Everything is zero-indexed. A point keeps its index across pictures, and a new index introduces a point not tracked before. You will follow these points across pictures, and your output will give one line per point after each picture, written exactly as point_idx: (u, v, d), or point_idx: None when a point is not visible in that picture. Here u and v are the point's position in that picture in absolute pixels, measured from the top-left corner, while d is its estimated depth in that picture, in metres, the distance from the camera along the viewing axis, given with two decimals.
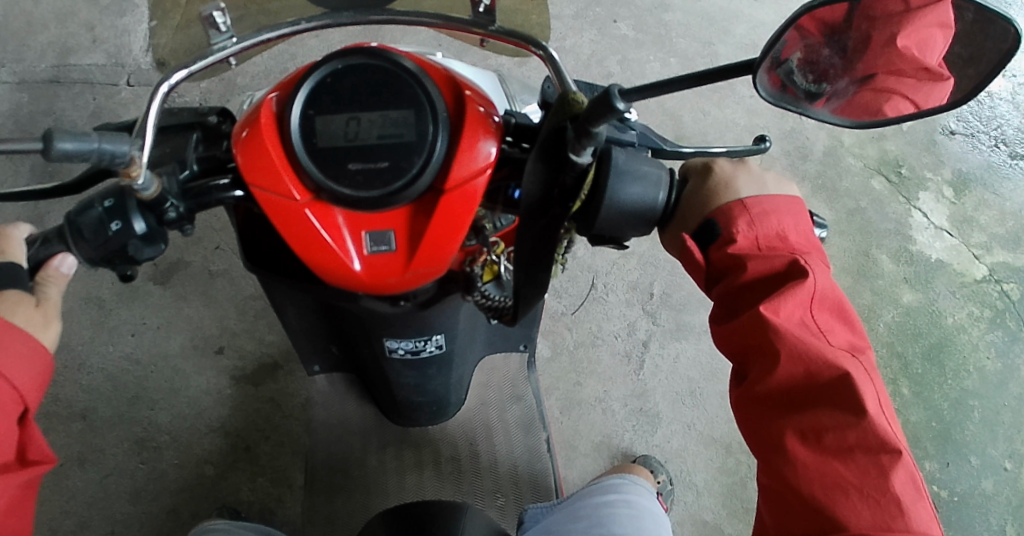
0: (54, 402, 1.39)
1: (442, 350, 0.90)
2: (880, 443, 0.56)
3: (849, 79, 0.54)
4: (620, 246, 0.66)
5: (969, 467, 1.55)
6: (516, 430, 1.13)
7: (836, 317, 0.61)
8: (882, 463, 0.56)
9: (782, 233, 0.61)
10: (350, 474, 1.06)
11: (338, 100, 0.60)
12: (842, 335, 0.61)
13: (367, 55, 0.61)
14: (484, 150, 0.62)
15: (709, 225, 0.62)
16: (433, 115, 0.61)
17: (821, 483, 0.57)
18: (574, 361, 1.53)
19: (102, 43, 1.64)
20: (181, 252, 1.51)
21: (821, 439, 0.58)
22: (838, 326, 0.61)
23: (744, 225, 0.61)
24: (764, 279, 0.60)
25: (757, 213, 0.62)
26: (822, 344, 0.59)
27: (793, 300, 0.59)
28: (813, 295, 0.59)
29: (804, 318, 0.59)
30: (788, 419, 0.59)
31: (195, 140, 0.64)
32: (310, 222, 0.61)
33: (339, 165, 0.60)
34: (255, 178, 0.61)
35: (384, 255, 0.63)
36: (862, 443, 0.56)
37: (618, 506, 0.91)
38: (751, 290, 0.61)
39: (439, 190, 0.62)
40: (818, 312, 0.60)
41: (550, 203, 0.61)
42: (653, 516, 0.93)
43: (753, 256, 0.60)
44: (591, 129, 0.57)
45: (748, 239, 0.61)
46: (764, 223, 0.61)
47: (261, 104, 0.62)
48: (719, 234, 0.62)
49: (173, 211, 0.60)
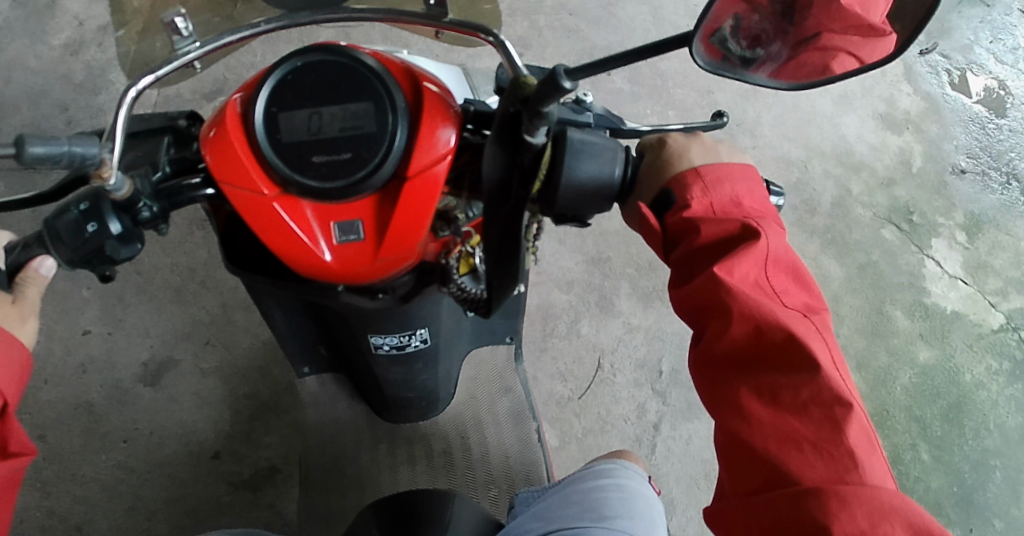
0: (49, 515, 1.39)
1: (427, 344, 0.92)
2: (835, 398, 0.58)
3: (782, 42, 0.55)
4: (583, 224, 0.68)
5: (994, 531, 1.55)
6: (506, 421, 1.16)
7: (792, 279, 0.64)
8: (836, 417, 0.58)
9: (736, 199, 0.64)
10: (346, 473, 1.08)
11: (300, 95, 0.63)
12: (796, 297, 0.63)
13: (326, 52, 0.64)
14: (444, 137, 0.65)
15: (665, 194, 0.65)
16: (392, 106, 0.63)
17: (777, 439, 0.59)
18: (583, 449, 1.54)
19: (75, 125, 1.64)
20: (170, 349, 1.51)
21: (778, 397, 0.60)
22: (794, 287, 0.63)
23: (698, 192, 0.64)
24: (720, 242, 0.63)
25: (710, 179, 0.64)
26: (776, 305, 0.61)
27: (748, 262, 0.61)
28: (767, 255, 0.61)
29: (759, 281, 0.62)
30: (747, 379, 0.61)
31: (167, 145, 0.66)
32: (278, 215, 0.63)
33: (304, 158, 0.62)
34: (223, 175, 0.63)
35: (352, 244, 0.65)
36: (816, 398, 0.59)
37: (610, 490, 0.91)
38: (707, 252, 0.63)
39: (402, 178, 0.64)
40: (773, 274, 0.62)
41: (511, 185, 0.64)
42: (645, 499, 0.92)
43: (707, 220, 0.63)
44: (541, 109, 0.59)
45: (702, 204, 0.63)
46: (717, 188, 0.64)
47: (226, 105, 0.65)
48: (674, 202, 0.64)
49: (146, 211, 0.62)
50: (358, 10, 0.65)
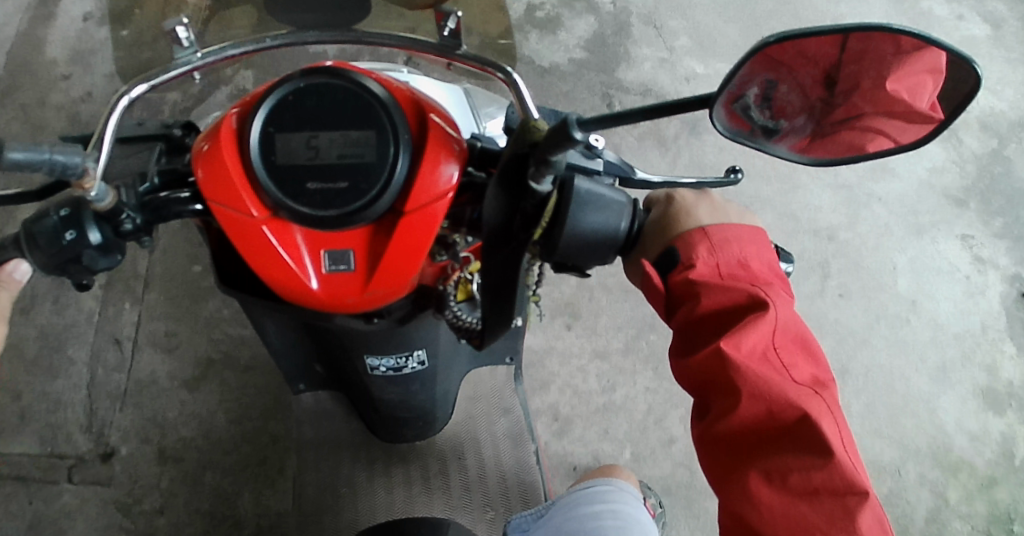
0: None
1: (425, 366, 0.89)
2: (846, 486, 0.56)
3: (807, 117, 0.54)
4: (582, 275, 0.66)
5: None
6: (505, 441, 1.13)
7: (800, 349, 0.60)
8: (848, 505, 0.56)
9: (743, 260, 0.61)
10: (341, 493, 1.04)
11: (299, 118, 0.60)
12: (805, 370, 0.60)
13: (329, 74, 0.61)
14: (447, 173, 0.62)
15: (670, 252, 0.62)
16: (394, 137, 0.61)
17: (787, 528, 0.57)
18: None
19: (31, 420, 1.48)
20: None
21: (787, 482, 0.58)
22: (802, 359, 0.60)
23: (704, 252, 0.61)
24: (728, 308, 0.59)
25: (717, 240, 0.62)
26: (785, 383, 0.58)
27: (757, 337, 0.58)
28: (775, 328, 0.58)
29: (767, 357, 0.59)
30: (753, 460, 0.59)
31: (157, 153, 0.63)
32: (267, 239, 0.61)
33: (298, 183, 0.60)
34: (212, 195, 0.60)
35: (342, 274, 0.62)
36: (828, 485, 0.57)
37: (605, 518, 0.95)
38: (714, 318, 0.60)
39: (399, 212, 0.61)
40: (782, 347, 0.59)
41: (511, 230, 0.61)
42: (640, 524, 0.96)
43: (712, 285, 0.60)
44: (549, 157, 0.56)
45: (708, 265, 0.61)
46: (724, 249, 0.61)
47: (222, 121, 0.62)
48: (678, 260, 0.61)
49: (129, 223, 0.60)
50: (369, 33, 0.63)
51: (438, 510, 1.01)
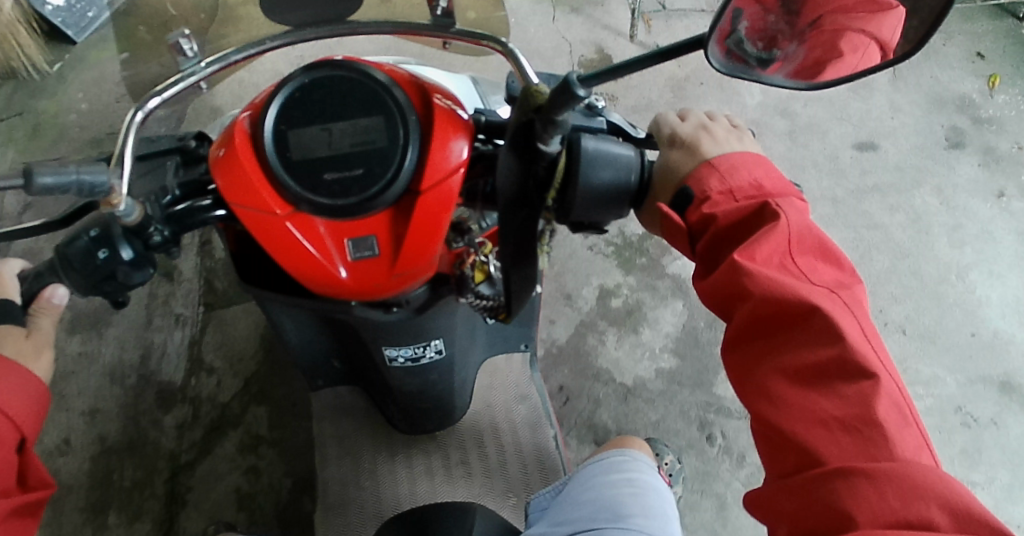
0: None
1: (442, 356, 0.90)
2: (860, 373, 0.53)
3: (797, 39, 0.56)
4: (600, 231, 0.68)
5: None
6: (522, 429, 1.04)
7: (818, 257, 0.59)
8: (864, 390, 0.52)
9: (756, 182, 0.60)
10: (362, 486, 0.97)
11: (308, 113, 0.62)
12: (826, 274, 0.58)
13: (331, 66, 0.63)
14: (456, 149, 0.64)
15: (682, 190, 0.62)
16: (403, 121, 0.62)
17: (802, 418, 0.53)
18: None
19: None
20: None
21: (801, 373, 0.55)
22: (822, 266, 0.58)
23: (714, 181, 0.61)
24: (739, 224, 0.59)
25: (725, 169, 0.61)
26: (799, 282, 0.56)
27: (767, 241, 0.56)
28: (789, 235, 0.57)
29: (781, 259, 0.57)
30: (768, 357, 0.56)
31: (171, 164, 0.64)
32: (292, 235, 0.62)
33: (315, 176, 0.62)
34: (234, 197, 0.62)
35: (368, 260, 0.64)
36: (842, 372, 0.53)
37: (623, 486, 0.84)
38: (728, 238, 0.60)
39: (415, 193, 0.63)
40: (797, 252, 0.57)
41: (526, 195, 0.63)
42: (664, 493, 0.85)
43: (730, 207, 0.59)
44: (554, 118, 0.58)
45: (722, 194, 0.60)
46: (734, 176, 0.61)
47: (234, 125, 0.64)
48: (691, 195, 0.61)
49: (158, 235, 0.61)
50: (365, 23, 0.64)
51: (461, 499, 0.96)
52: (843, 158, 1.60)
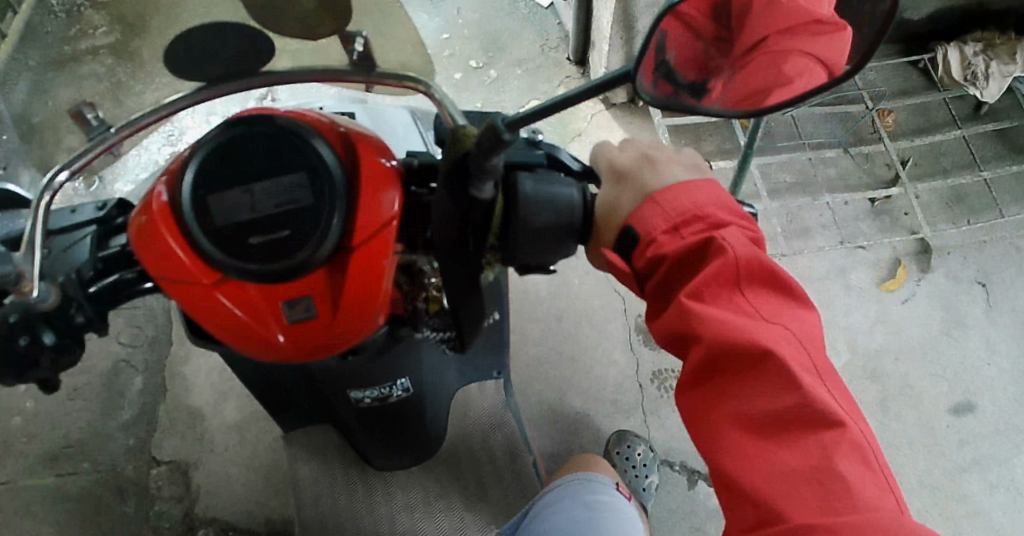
0: None
1: (410, 393, 0.87)
2: (818, 417, 0.51)
3: (730, 63, 0.52)
4: (547, 269, 0.64)
5: None
6: (500, 459, 1.00)
7: (772, 290, 0.56)
8: (824, 439, 0.50)
9: (699, 208, 0.57)
10: (343, 527, 0.95)
11: (227, 175, 0.59)
12: (779, 309, 0.55)
13: (249, 123, 0.60)
14: (387, 200, 0.61)
15: (626, 231, 0.58)
16: (328, 176, 0.59)
17: (760, 470, 0.51)
18: None
19: None
20: None
21: (757, 419, 0.52)
22: (776, 299, 0.56)
23: (659, 219, 0.57)
24: (688, 259, 0.56)
25: (668, 201, 0.57)
26: (753, 319, 0.54)
27: (714, 278, 0.54)
28: (738, 266, 0.54)
29: (731, 296, 0.54)
30: (723, 402, 0.53)
31: (88, 237, 0.61)
32: (222, 304, 0.59)
33: (240, 242, 0.58)
34: (158, 269, 0.59)
35: (304, 322, 0.60)
36: (801, 418, 0.51)
37: (578, 509, 0.83)
38: (677, 275, 0.56)
39: (347, 248, 0.60)
40: (748, 286, 0.55)
41: (463, 239, 0.60)
42: (619, 512, 0.84)
43: (673, 241, 0.56)
44: (484, 163, 0.54)
45: (665, 230, 0.57)
46: (677, 208, 0.57)
47: (153, 193, 0.61)
48: (637, 237, 0.58)
49: (80, 315, 0.59)
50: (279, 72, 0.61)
51: (444, 532, 0.94)
52: (939, 430, 1.37)
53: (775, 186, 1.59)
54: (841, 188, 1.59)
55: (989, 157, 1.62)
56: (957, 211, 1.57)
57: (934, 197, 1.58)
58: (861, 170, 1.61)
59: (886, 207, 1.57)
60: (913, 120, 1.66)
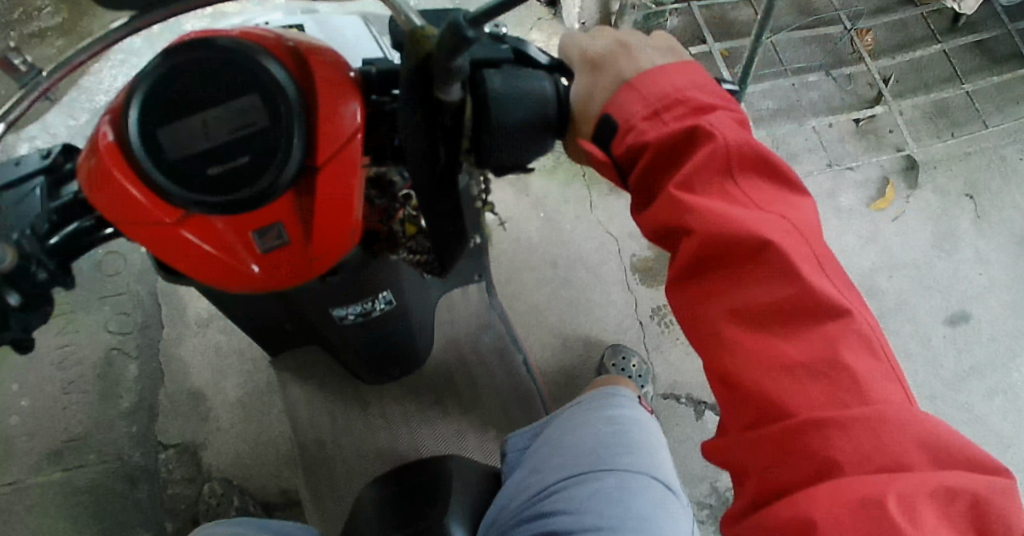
0: None
1: (393, 305, 0.86)
2: (823, 310, 0.51)
3: None
4: (527, 169, 0.62)
5: None
6: (489, 359, 1.00)
7: (763, 178, 0.56)
8: (826, 329, 0.51)
9: (678, 89, 0.56)
10: (342, 443, 0.96)
11: (174, 105, 0.55)
12: (768, 194, 0.55)
13: (188, 47, 0.55)
14: (349, 112, 0.57)
15: (605, 120, 0.57)
16: (280, 93, 0.55)
17: (763, 364, 0.51)
18: None
19: None
20: None
21: (758, 314, 0.52)
22: (768, 186, 0.56)
23: (638, 106, 0.56)
24: (672, 146, 0.55)
25: (646, 87, 0.56)
26: (748, 211, 0.53)
27: (703, 171, 0.54)
28: (728, 153, 0.54)
29: (722, 185, 0.54)
30: (719, 293, 0.54)
31: (37, 188, 0.57)
32: (191, 241, 0.57)
33: (199, 174, 0.55)
34: (115, 213, 0.56)
35: (280, 249, 0.59)
36: (802, 306, 0.51)
37: (600, 425, 0.83)
38: (663, 164, 0.55)
39: (312, 168, 0.57)
40: (738, 175, 0.55)
41: (435, 143, 0.58)
42: (642, 427, 0.85)
43: (656, 128, 0.55)
44: (449, 67, 0.51)
45: (646, 118, 0.55)
46: (656, 93, 0.56)
47: (97, 133, 0.56)
48: (615, 126, 0.56)
49: (42, 272, 0.56)
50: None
51: (442, 441, 0.95)
52: (935, 340, 1.30)
53: (760, 114, 1.43)
54: (826, 111, 1.44)
55: (968, 70, 1.49)
56: (941, 126, 1.44)
57: (918, 113, 1.45)
58: (842, 92, 1.46)
59: (870, 128, 1.43)
60: (891, 38, 1.50)
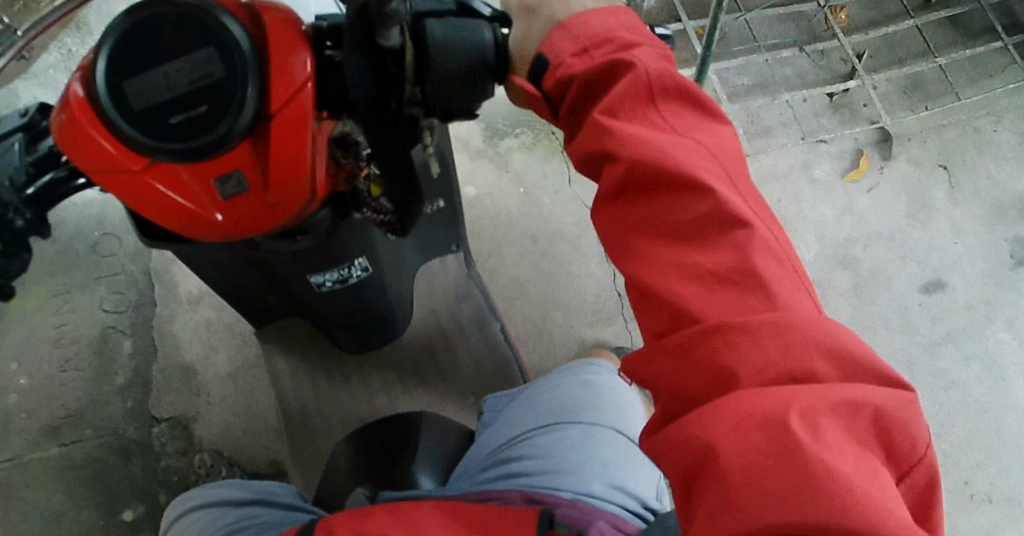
0: None
1: (369, 272, 0.89)
2: (737, 223, 0.51)
3: None
4: (472, 116, 0.65)
5: None
6: (467, 329, 1.03)
7: (686, 109, 0.57)
8: (737, 238, 0.50)
9: (607, 28, 0.58)
10: (325, 412, 1.00)
11: (140, 59, 0.59)
12: (689, 121, 0.56)
13: (150, 4, 0.59)
14: (299, 63, 0.61)
15: (538, 59, 0.60)
16: (236, 44, 0.59)
17: (676, 274, 0.51)
18: None
19: None
20: None
21: (674, 228, 0.52)
22: (691, 117, 0.57)
23: (568, 44, 0.58)
24: (598, 80, 0.57)
25: (577, 28, 0.59)
26: (667, 135, 0.54)
27: (626, 98, 0.55)
28: (650, 82, 0.56)
29: (645, 112, 0.56)
30: (637, 210, 0.54)
31: (17, 144, 0.61)
32: (156, 188, 0.61)
33: (163, 122, 0.59)
34: (84, 162, 0.60)
35: (241, 196, 0.63)
36: (714, 217, 0.51)
37: (574, 386, 0.87)
38: (590, 98, 0.58)
39: (267, 117, 0.61)
40: (660, 101, 0.56)
41: (383, 92, 0.61)
42: (613, 391, 0.89)
43: (584, 63, 0.57)
44: (385, 11, 0.54)
45: (576, 55, 0.58)
46: (586, 33, 0.58)
47: (68, 89, 0.61)
48: (548, 64, 0.59)
49: (20, 220, 0.60)
50: None
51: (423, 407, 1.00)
52: (912, 309, 1.32)
53: (735, 90, 1.46)
54: (800, 86, 1.47)
55: (942, 45, 1.51)
56: (915, 99, 1.46)
57: (893, 87, 1.47)
58: (816, 67, 1.49)
59: (845, 101, 1.46)
60: (864, 15, 1.52)
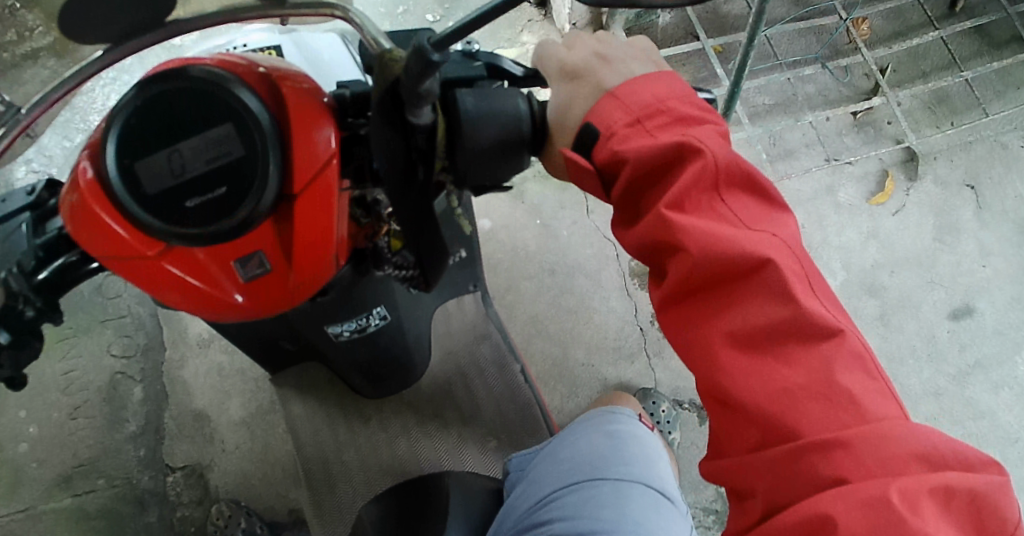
0: None
1: (388, 320, 0.86)
2: (817, 329, 0.51)
3: None
4: (505, 187, 0.61)
5: None
6: (488, 371, 1.02)
7: (748, 194, 0.56)
8: (822, 350, 0.51)
9: (661, 101, 0.55)
10: (345, 459, 0.98)
11: (151, 138, 0.55)
12: (756, 213, 0.56)
13: (163, 78, 0.55)
14: (323, 138, 0.58)
15: (586, 128, 0.57)
16: (256, 122, 0.56)
17: (762, 389, 0.52)
18: None
19: None
20: None
21: (754, 338, 0.52)
22: (753, 204, 0.56)
23: (620, 114, 0.56)
24: (657, 167, 0.54)
25: (626, 97, 0.56)
26: (738, 229, 0.53)
27: (692, 190, 0.54)
28: (716, 172, 0.54)
29: (711, 204, 0.54)
30: (712, 317, 0.54)
31: (24, 225, 0.59)
32: (172, 273, 0.58)
33: (177, 206, 0.56)
34: (95, 247, 0.57)
35: (263, 276, 0.60)
36: (798, 329, 0.52)
37: (597, 434, 0.82)
38: (643, 180, 0.55)
39: (290, 196, 0.57)
40: (725, 192, 0.55)
41: (412, 166, 0.57)
42: (635, 437, 0.82)
43: (639, 144, 0.54)
44: (418, 91, 0.49)
45: (627, 128, 0.55)
46: (637, 103, 0.55)
47: (77, 168, 0.57)
48: (598, 133, 0.56)
49: (29, 309, 0.56)
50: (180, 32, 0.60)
51: (442, 452, 0.96)
52: (941, 337, 1.33)
53: (755, 110, 1.47)
54: (823, 104, 1.48)
55: (967, 56, 1.52)
56: (940, 113, 1.48)
57: (917, 102, 1.48)
58: (840, 84, 1.50)
59: (869, 119, 1.47)
60: (887, 25, 1.54)
